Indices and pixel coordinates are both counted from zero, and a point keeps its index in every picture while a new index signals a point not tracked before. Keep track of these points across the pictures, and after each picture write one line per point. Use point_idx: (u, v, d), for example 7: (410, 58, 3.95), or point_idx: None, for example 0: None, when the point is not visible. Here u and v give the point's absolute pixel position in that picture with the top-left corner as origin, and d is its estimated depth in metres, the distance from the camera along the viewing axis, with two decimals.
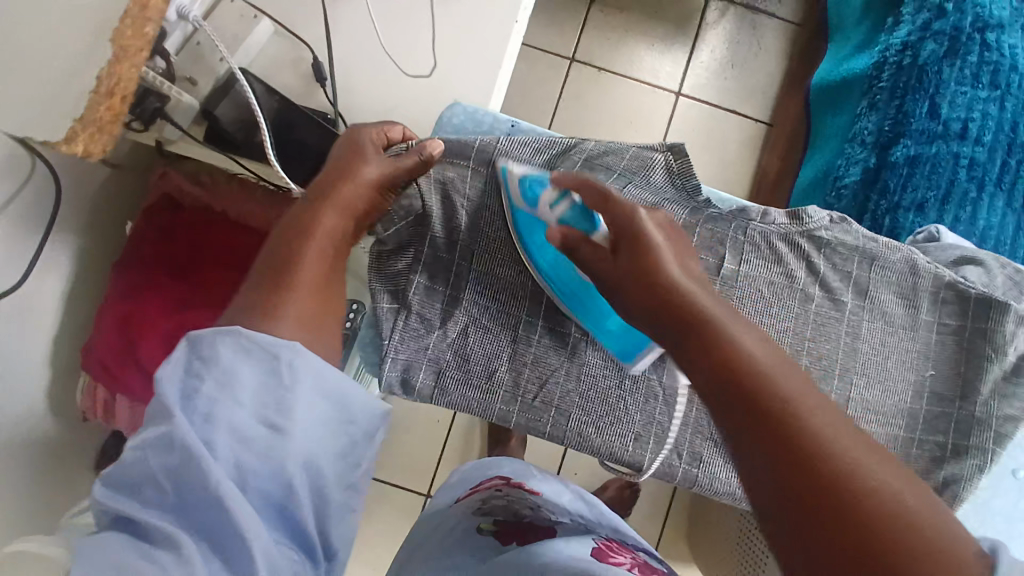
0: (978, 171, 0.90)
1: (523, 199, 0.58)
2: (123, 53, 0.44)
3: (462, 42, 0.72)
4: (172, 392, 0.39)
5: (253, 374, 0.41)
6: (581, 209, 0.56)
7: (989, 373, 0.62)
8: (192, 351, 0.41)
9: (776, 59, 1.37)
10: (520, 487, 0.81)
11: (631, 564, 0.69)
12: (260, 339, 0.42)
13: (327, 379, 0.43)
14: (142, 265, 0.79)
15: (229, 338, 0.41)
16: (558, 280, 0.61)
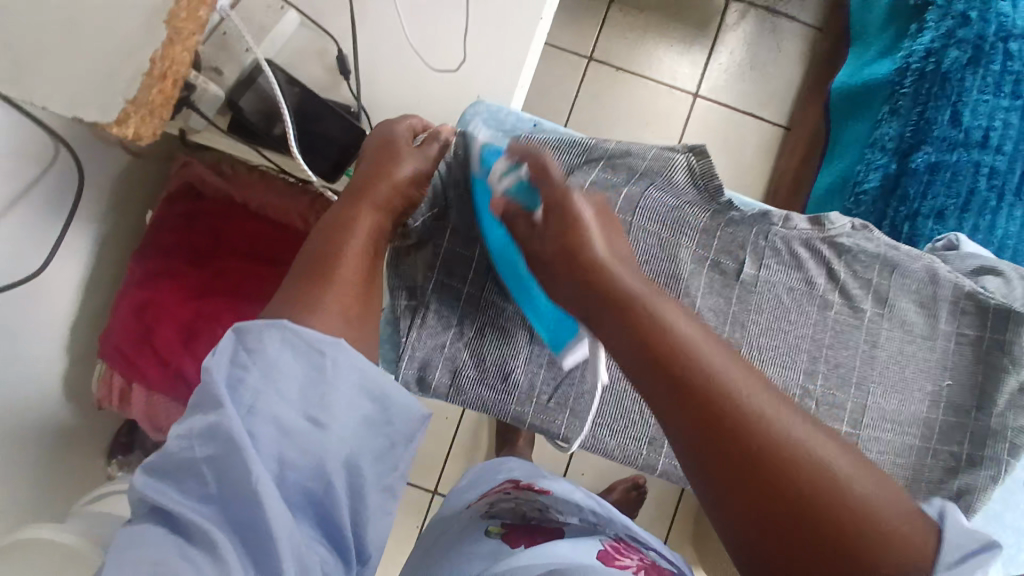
0: (998, 180, 0.89)
1: (482, 167, 0.60)
2: (177, 38, 0.47)
3: (487, 39, 0.72)
4: (220, 381, 0.40)
5: (296, 368, 0.41)
6: (526, 186, 0.56)
7: (1006, 385, 0.62)
8: (238, 341, 0.42)
9: (796, 63, 1.37)
10: (529, 489, 0.82)
11: (637, 566, 0.69)
12: (305, 333, 0.42)
13: (369, 376, 0.43)
14: (161, 252, 0.79)
15: (274, 330, 0.42)
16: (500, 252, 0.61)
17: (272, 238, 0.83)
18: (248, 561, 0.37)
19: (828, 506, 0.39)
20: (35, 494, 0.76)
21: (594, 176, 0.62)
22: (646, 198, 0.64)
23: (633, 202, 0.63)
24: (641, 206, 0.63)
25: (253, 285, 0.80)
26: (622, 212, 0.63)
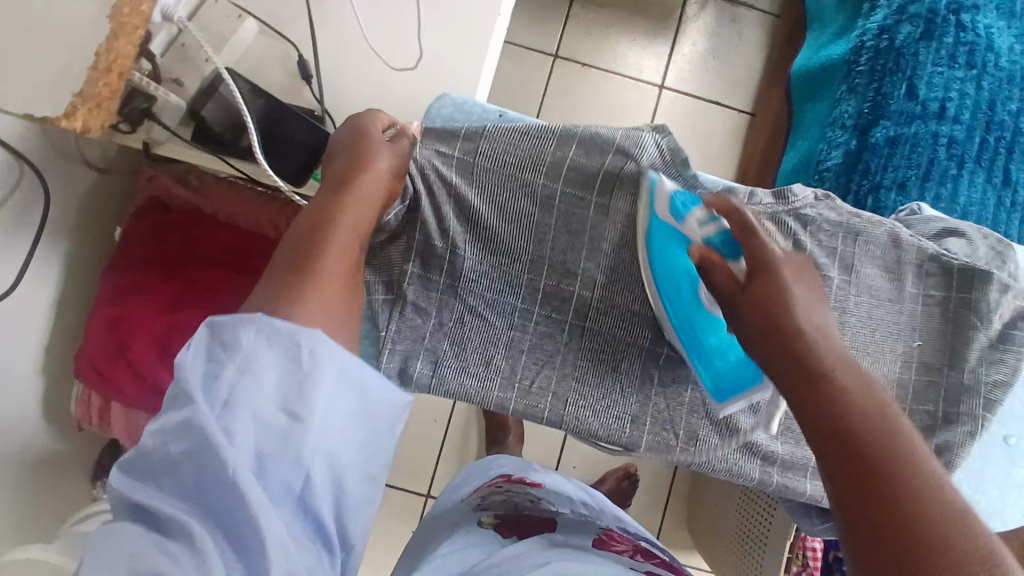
0: (957, 149, 0.92)
1: (673, 216, 0.59)
2: (121, 30, 0.55)
3: (447, 35, 0.73)
4: (195, 379, 0.40)
5: (274, 360, 0.41)
6: (726, 239, 0.55)
7: (975, 342, 0.64)
8: (213, 337, 0.41)
9: (756, 50, 1.39)
10: (521, 482, 0.82)
11: (632, 551, 0.71)
12: (279, 325, 0.42)
13: (348, 368, 0.43)
14: (132, 264, 0.79)
15: (250, 324, 0.41)
16: (674, 297, 0.61)
17: (244, 244, 0.82)
18: (231, 556, 0.37)
19: (953, 559, 0.35)
20: (15, 522, 0.75)
21: (569, 158, 0.62)
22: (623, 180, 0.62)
23: (609, 188, 0.63)
24: (619, 190, 0.63)
25: (228, 292, 0.78)
26: (600, 197, 0.63)
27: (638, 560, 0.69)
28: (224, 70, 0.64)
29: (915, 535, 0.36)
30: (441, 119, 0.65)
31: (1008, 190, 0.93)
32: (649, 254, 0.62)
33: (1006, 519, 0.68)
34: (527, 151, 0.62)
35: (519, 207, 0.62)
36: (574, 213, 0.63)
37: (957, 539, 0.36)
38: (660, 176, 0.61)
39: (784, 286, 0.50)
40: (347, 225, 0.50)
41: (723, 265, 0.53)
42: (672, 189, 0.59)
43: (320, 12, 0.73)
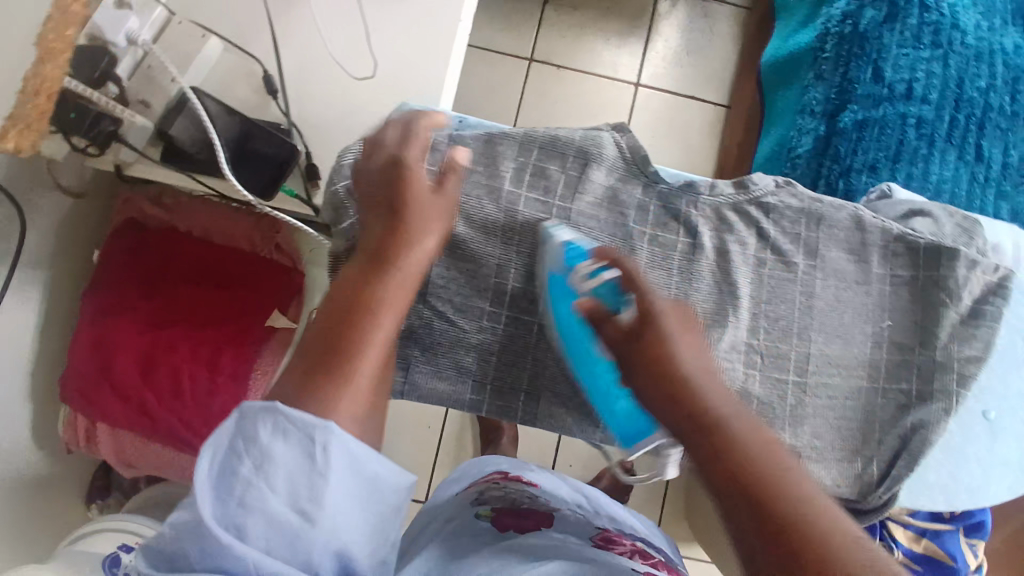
0: (926, 129, 0.92)
1: (563, 265, 0.60)
2: (47, 55, 0.47)
3: (410, 43, 0.74)
4: (209, 472, 0.36)
5: (288, 458, 0.36)
6: (613, 289, 0.57)
7: (945, 319, 0.64)
8: (228, 424, 0.37)
9: (729, 43, 1.40)
10: (518, 480, 0.82)
11: (631, 551, 0.70)
12: (296, 418, 0.37)
13: (365, 463, 0.38)
14: (111, 286, 0.78)
15: (265, 415, 0.37)
16: (574, 344, 0.62)
17: (221, 260, 0.83)
18: None
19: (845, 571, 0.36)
20: (6, 547, 0.75)
21: (533, 161, 0.64)
22: (588, 181, 0.64)
23: (573, 189, 0.64)
24: (586, 190, 0.64)
25: (209, 311, 0.80)
26: (564, 199, 0.63)
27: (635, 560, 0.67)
28: (189, 92, 0.65)
29: (816, 555, 0.37)
30: None
31: (980, 166, 0.94)
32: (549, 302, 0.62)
33: (991, 495, 0.69)
34: (487, 156, 0.63)
35: (485, 215, 0.62)
36: (537, 218, 0.63)
37: (852, 548, 0.38)
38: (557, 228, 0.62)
39: (668, 341, 0.52)
40: (390, 301, 0.46)
41: (608, 320, 0.55)
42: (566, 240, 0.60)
43: (283, 28, 0.74)
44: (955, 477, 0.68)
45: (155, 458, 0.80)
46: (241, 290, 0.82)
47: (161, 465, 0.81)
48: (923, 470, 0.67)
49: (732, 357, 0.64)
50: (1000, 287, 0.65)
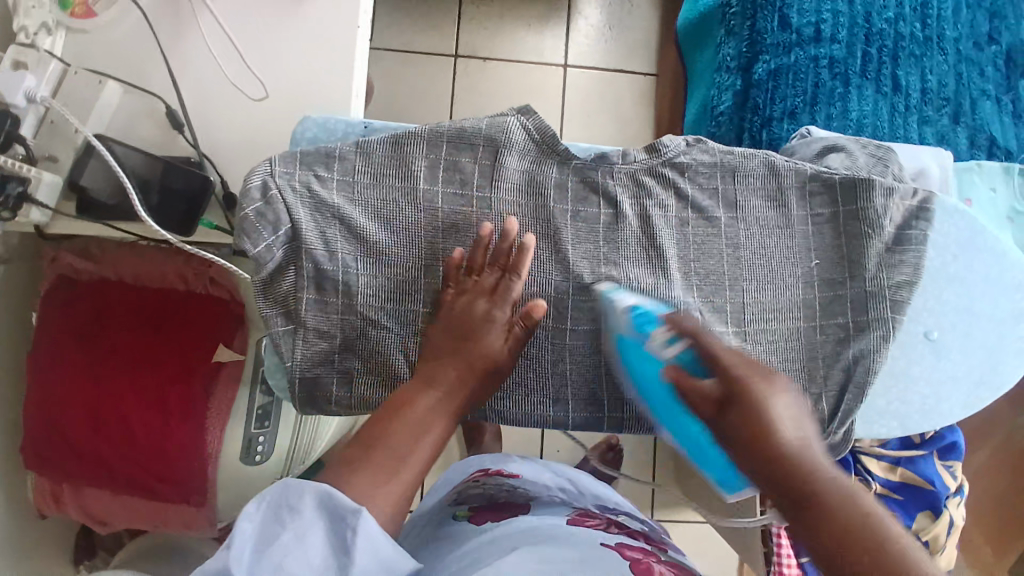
0: (840, 67, 0.94)
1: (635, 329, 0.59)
2: None
3: (311, 56, 0.73)
4: (252, 536, 0.41)
5: (323, 532, 0.42)
6: (690, 357, 0.53)
7: (871, 249, 0.65)
8: (276, 495, 0.43)
9: (649, 13, 1.42)
10: (498, 475, 0.81)
11: (606, 524, 0.70)
12: (338, 497, 0.43)
13: (385, 551, 0.43)
14: (52, 341, 0.78)
15: (312, 490, 0.43)
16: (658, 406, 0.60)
17: (159, 302, 0.82)
18: None
19: None
20: None
21: (444, 156, 0.63)
22: (502, 167, 0.64)
23: (489, 178, 0.64)
24: (502, 176, 0.64)
25: (153, 356, 0.78)
26: (480, 189, 0.64)
27: (613, 533, 0.67)
28: (91, 137, 0.63)
29: None
30: (306, 144, 0.64)
31: (899, 96, 0.96)
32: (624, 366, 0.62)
33: (945, 412, 0.70)
34: (398, 158, 0.63)
35: (405, 217, 0.62)
36: (458, 210, 0.63)
37: None
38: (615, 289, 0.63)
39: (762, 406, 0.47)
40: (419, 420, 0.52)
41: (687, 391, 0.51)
42: (631, 307, 0.61)
43: (179, 60, 0.73)
44: (905, 401, 0.69)
45: (124, 509, 0.80)
46: (183, 330, 0.80)
47: (129, 519, 0.82)
48: (871, 398, 0.69)
49: None
50: (921, 210, 0.66)
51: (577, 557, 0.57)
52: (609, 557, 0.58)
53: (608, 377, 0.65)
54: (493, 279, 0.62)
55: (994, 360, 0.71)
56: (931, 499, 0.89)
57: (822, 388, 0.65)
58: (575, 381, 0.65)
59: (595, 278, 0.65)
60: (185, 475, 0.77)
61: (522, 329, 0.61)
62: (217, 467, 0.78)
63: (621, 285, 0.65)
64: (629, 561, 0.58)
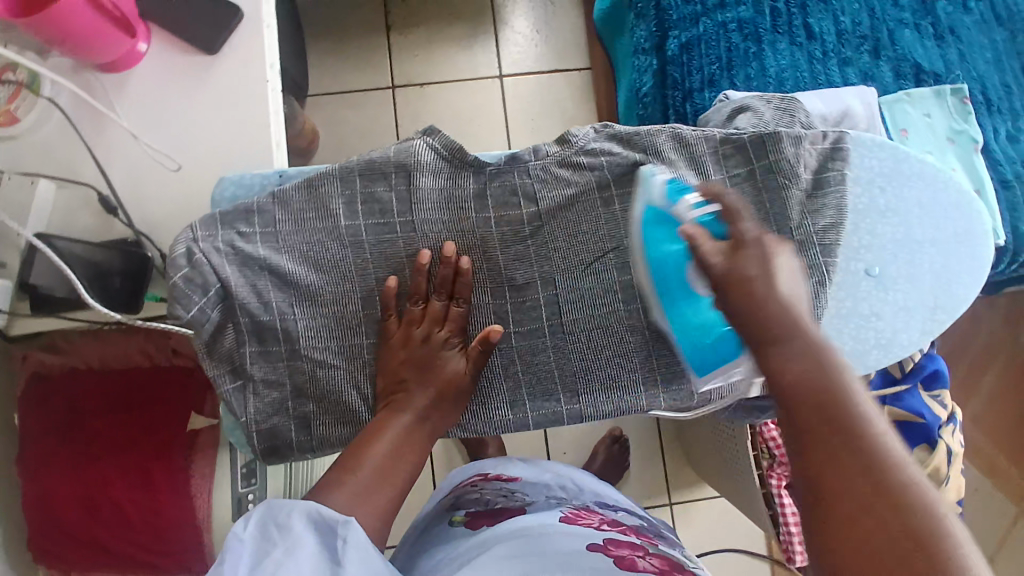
0: (749, 28, 0.95)
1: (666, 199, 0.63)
2: None
3: (229, 118, 0.75)
4: (243, 559, 0.42)
5: (313, 547, 0.44)
6: (711, 219, 0.56)
7: (791, 198, 0.66)
8: (267, 517, 0.45)
9: (572, 11, 1.44)
10: (498, 480, 0.81)
11: (600, 521, 0.69)
12: (326, 513, 0.46)
13: (374, 564, 0.45)
14: (33, 441, 0.80)
15: (302, 508, 0.45)
16: (663, 277, 0.64)
17: (127, 384, 0.83)
18: None
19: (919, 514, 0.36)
20: None
21: (360, 190, 0.65)
22: (418, 190, 0.66)
23: (407, 202, 0.65)
24: (419, 198, 0.66)
25: (130, 434, 0.80)
26: (400, 214, 0.65)
27: (604, 529, 0.66)
28: (27, 237, 0.64)
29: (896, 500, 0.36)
30: (227, 204, 0.66)
31: (815, 44, 0.97)
32: (638, 233, 0.65)
33: (905, 343, 0.70)
34: (315, 201, 0.65)
35: (332, 254, 0.64)
36: (384, 238, 0.65)
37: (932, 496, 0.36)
38: (654, 169, 0.66)
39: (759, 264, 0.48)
40: (380, 447, 0.57)
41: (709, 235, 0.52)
42: (667, 180, 0.65)
43: (102, 147, 0.74)
44: (860, 340, 0.69)
45: None
46: (155, 406, 0.82)
47: None
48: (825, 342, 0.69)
49: (611, 301, 0.66)
50: (835, 150, 0.68)
51: (559, 557, 0.56)
52: (591, 554, 0.57)
53: (562, 375, 0.66)
54: (442, 309, 0.64)
55: (944, 283, 0.71)
56: (926, 432, 0.88)
57: None
58: (527, 382, 0.66)
59: (527, 277, 0.66)
60: (179, 545, 0.78)
61: (479, 351, 0.63)
62: (210, 532, 0.79)
63: (554, 278, 0.66)
64: (614, 559, 0.57)
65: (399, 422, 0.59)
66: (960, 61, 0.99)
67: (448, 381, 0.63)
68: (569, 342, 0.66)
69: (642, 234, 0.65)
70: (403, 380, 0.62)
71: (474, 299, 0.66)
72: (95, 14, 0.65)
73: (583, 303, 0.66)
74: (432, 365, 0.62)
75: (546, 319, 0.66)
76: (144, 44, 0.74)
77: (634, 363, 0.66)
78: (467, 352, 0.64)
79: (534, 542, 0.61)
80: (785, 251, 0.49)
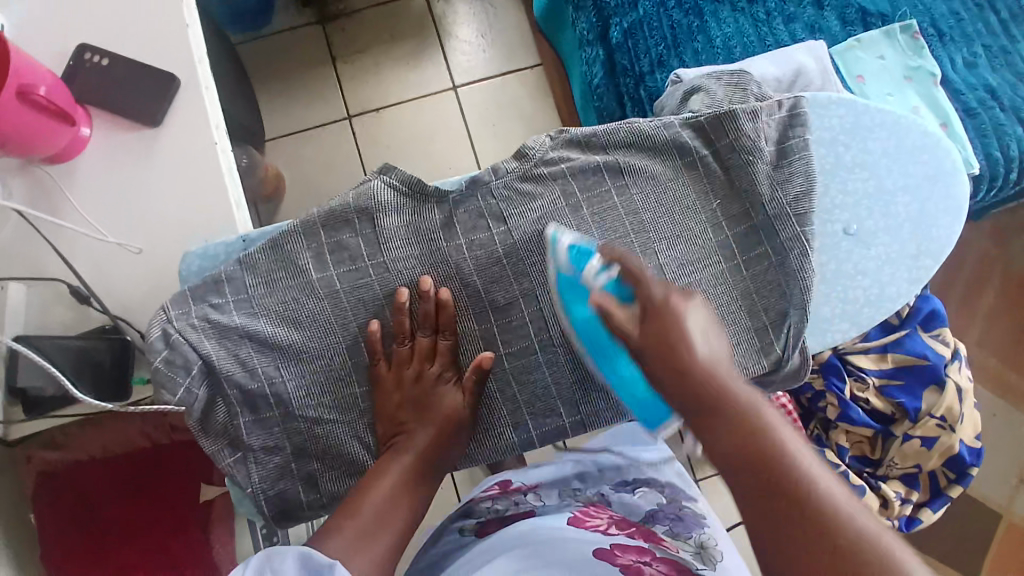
0: (688, 3, 0.95)
1: (569, 264, 0.61)
2: None
3: (184, 189, 0.74)
4: None
5: None
6: (617, 285, 0.55)
7: (759, 172, 0.66)
8: (263, 563, 0.44)
9: (514, 11, 1.44)
10: (514, 489, 0.73)
11: (610, 522, 0.63)
12: (314, 559, 0.45)
13: None
14: (50, 540, 0.76)
15: (295, 554, 0.44)
16: (593, 339, 0.61)
17: (135, 470, 0.83)
18: None
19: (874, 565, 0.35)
20: None
21: (325, 241, 0.64)
22: (384, 231, 0.65)
23: (376, 244, 0.65)
24: (386, 237, 0.65)
25: (151, 517, 0.81)
26: (371, 257, 0.64)
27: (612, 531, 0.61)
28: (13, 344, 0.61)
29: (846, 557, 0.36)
30: (195, 278, 0.65)
31: (757, 7, 0.96)
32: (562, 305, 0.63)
33: (896, 295, 0.70)
34: (283, 259, 0.64)
35: (310, 309, 0.63)
36: (359, 285, 0.64)
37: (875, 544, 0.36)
38: (556, 230, 0.63)
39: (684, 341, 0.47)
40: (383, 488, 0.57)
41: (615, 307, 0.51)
42: (570, 244, 0.62)
43: (61, 238, 0.73)
44: (853, 297, 0.69)
45: None
46: (169, 487, 0.83)
47: None
48: (817, 309, 0.69)
49: None
50: (792, 118, 0.68)
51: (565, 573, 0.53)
52: (596, 564, 0.54)
53: (559, 388, 0.66)
54: (428, 346, 0.65)
55: (923, 227, 0.71)
56: (932, 373, 0.88)
57: (764, 321, 0.65)
58: (527, 401, 0.65)
59: (508, 297, 0.65)
60: None
61: (477, 373, 0.63)
62: None
63: (537, 291, 0.65)
64: (620, 569, 0.53)
65: (400, 466, 0.60)
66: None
67: (442, 417, 0.63)
68: (560, 354, 0.66)
69: (562, 299, 0.63)
70: (402, 423, 0.62)
71: (460, 326, 0.65)
72: (30, 111, 0.63)
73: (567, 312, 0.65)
74: (430, 404, 0.63)
75: (535, 335, 0.65)
76: (86, 128, 0.73)
77: None
78: (463, 384, 0.64)
79: (540, 555, 0.57)
80: (691, 306, 0.50)
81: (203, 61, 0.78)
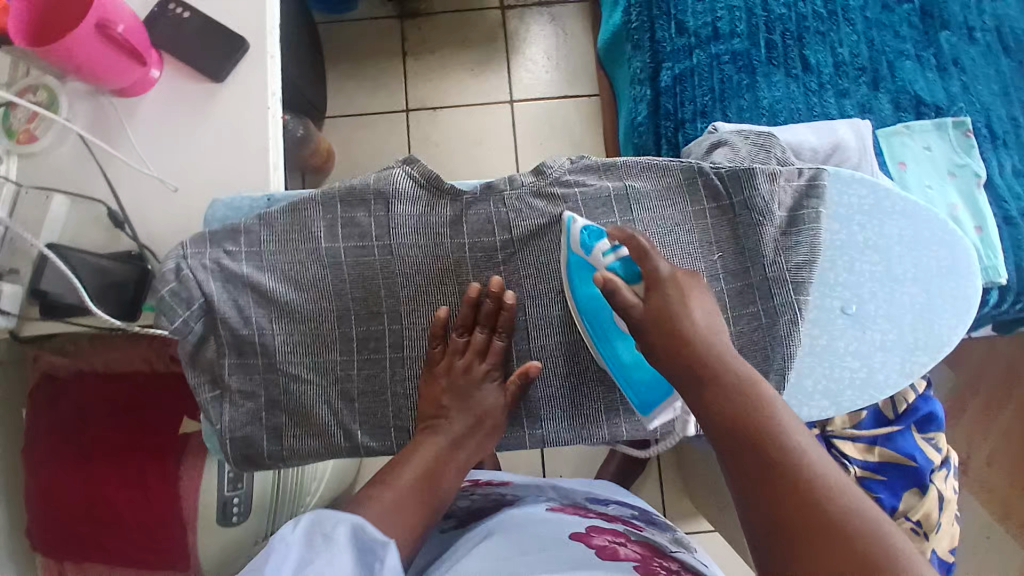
0: (743, 60, 0.96)
1: (581, 247, 0.62)
2: None
3: (231, 144, 0.80)
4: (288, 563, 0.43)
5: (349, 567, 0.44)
6: (622, 264, 0.58)
7: (764, 235, 0.67)
8: (316, 524, 0.46)
9: (582, 40, 1.48)
10: (488, 485, 0.80)
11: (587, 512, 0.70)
12: (369, 535, 0.46)
13: None
14: (41, 432, 0.83)
15: (349, 526, 0.46)
16: (593, 319, 0.64)
17: (128, 391, 0.87)
18: None
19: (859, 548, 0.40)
20: None
21: (340, 214, 0.68)
22: (394, 216, 0.68)
23: (385, 227, 0.68)
24: (397, 223, 0.68)
25: (132, 438, 0.84)
26: (379, 238, 0.68)
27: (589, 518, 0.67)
28: (42, 248, 0.67)
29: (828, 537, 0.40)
30: (217, 224, 0.70)
31: (811, 76, 0.97)
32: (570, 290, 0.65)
33: (888, 380, 0.69)
34: (298, 223, 0.68)
35: (312, 275, 0.67)
36: (361, 261, 0.68)
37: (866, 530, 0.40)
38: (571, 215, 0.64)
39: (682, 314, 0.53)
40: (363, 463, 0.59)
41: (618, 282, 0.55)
42: (582, 225, 0.62)
43: (112, 168, 0.80)
44: (839, 376, 0.69)
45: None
46: (151, 416, 0.86)
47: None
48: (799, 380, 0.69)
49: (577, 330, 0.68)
50: (810, 187, 0.68)
51: (547, 550, 0.56)
52: (573, 544, 0.58)
53: (525, 398, 0.68)
54: (462, 341, 0.67)
55: (924, 323, 0.70)
56: (915, 475, 0.86)
57: None
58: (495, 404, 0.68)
59: None
60: (171, 540, 0.83)
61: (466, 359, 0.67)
62: (196, 533, 0.84)
63: (527, 303, 0.68)
64: (596, 548, 0.57)
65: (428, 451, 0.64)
66: (963, 92, 0.97)
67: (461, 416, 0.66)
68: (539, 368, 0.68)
69: (570, 277, 0.65)
70: (444, 408, 0.66)
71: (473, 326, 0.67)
72: (106, 45, 0.70)
73: (550, 329, 0.68)
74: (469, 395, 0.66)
75: (514, 344, 0.68)
76: (155, 71, 0.80)
77: (598, 393, 0.68)
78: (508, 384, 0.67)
79: (525, 535, 0.61)
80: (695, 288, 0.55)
81: (273, 31, 0.84)
